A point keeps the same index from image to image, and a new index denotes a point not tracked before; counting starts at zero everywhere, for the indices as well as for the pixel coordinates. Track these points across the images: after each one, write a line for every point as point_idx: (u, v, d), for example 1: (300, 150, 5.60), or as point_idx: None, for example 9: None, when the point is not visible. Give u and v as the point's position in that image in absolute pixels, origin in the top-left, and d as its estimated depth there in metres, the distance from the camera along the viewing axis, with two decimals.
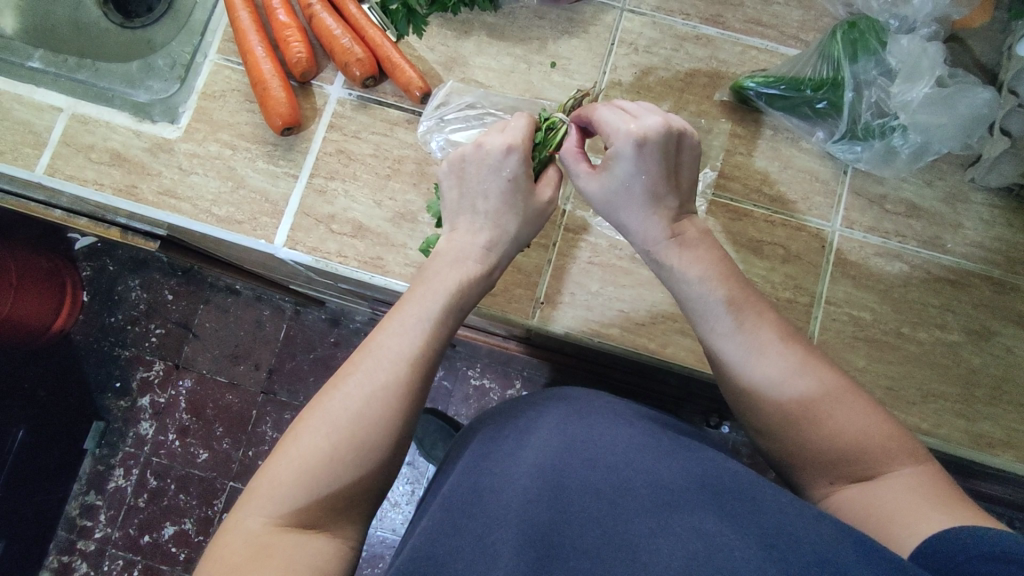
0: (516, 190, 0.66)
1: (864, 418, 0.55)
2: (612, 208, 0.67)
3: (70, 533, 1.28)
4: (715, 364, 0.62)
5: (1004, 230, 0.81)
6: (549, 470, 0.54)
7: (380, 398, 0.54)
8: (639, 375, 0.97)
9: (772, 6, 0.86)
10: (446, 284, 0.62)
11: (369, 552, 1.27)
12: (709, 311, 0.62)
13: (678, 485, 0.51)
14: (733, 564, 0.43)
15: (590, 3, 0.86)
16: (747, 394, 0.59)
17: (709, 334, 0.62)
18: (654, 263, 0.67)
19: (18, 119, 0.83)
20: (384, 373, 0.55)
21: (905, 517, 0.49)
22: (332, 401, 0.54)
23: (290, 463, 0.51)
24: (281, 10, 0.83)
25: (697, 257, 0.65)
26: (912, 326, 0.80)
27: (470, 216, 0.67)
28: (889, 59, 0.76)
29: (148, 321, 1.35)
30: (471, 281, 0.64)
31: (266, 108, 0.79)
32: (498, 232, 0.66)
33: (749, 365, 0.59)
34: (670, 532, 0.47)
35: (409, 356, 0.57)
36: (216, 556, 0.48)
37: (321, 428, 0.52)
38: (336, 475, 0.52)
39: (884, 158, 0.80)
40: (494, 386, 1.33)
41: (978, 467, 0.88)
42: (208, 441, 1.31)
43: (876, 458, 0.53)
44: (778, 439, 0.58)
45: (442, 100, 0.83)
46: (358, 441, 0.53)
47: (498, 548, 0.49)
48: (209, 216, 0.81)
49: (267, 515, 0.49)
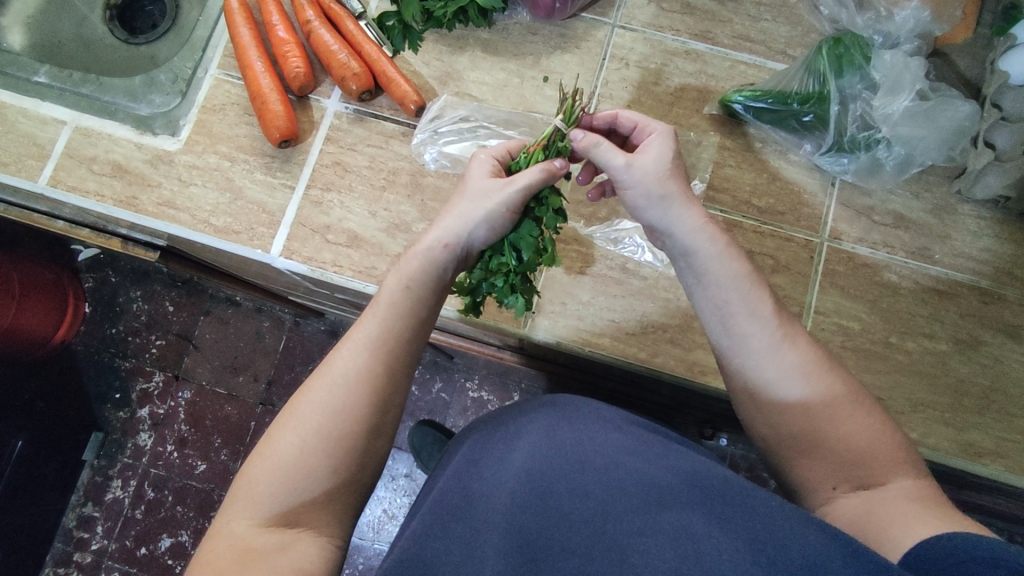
0: (476, 180, 0.66)
1: (876, 436, 0.56)
2: (639, 197, 0.64)
3: (67, 545, 1.29)
4: (723, 327, 0.61)
5: (992, 241, 0.82)
6: (538, 474, 0.55)
7: (343, 384, 0.55)
8: (634, 386, 0.98)
9: (760, 22, 0.88)
10: (408, 271, 0.61)
11: (365, 564, 1.27)
12: (737, 303, 0.60)
13: (667, 483, 0.52)
14: (718, 565, 0.44)
15: (582, 19, 0.88)
16: (771, 367, 0.58)
17: (735, 320, 0.60)
18: (673, 250, 0.64)
19: (23, 132, 0.85)
20: (349, 361, 0.56)
21: (906, 519, 0.49)
22: (303, 397, 0.55)
23: (264, 462, 0.53)
24: (280, 27, 0.85)
25: (726, 264, 0.61)
26: (901, 335, 0.81)
27: (447, 205, 0.65)
28: (873, 74, 0.78)
29: (148, 333, 1.36)
30: (433, 264, 0.62)
31: (265, 122, 0.81)
32: (453, 218, 0.63)
33: (779, 353, 0.58)
34: (660, 530, 0.47)
35: (370, 343, 0.57)
36: (204, 559, 0.49)
37: (291, 425, 0.54)
38: (311, 471, 0.52)
39: (869, 170, 0.82)
40: (492, 398, 1.34)
41: (970, 478, 0.88)
42: (207, 452, 1.32)
43: (881, 466, 0.55)
44: (780, 435, 0.58)
45: (436, 114, 0.85)
46: (325, 430, 0.53)
47: (486, 552, 0.50)
48: (208, 226, 0.82)
49: (251, 518, 0.51)
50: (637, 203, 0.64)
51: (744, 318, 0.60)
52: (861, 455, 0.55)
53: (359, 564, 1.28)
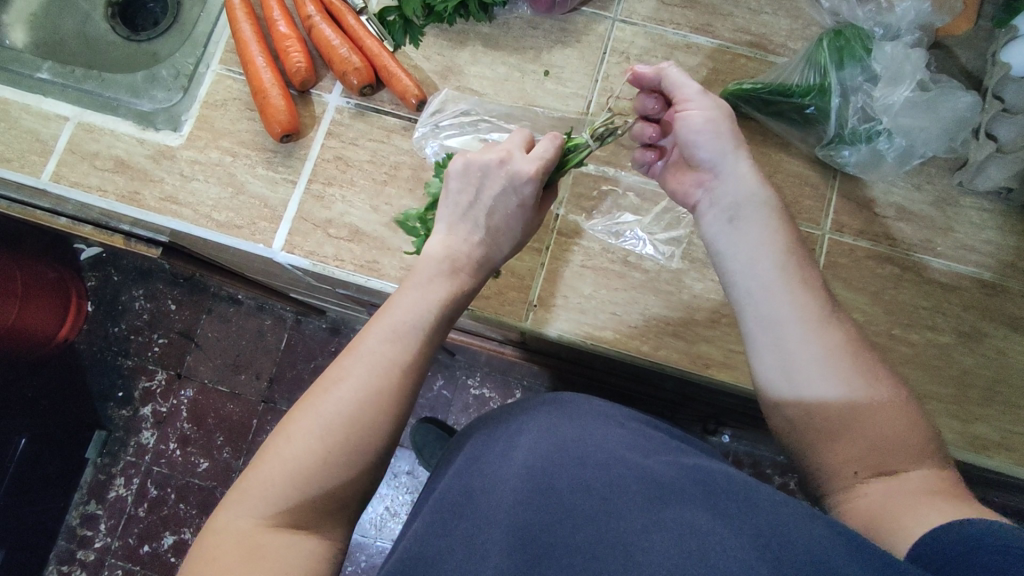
0: (522, 216, 0.69)
1: (889, 425, 0.56)
2: (694, 132, 0.67)
3: (70, 543, 1.29)
4: (766, 327, 0.61)
5: (994, 233, 0.82)
6: (539, 472, 0.55)
7: (375, 403, 0.55)
8: (636, 380, 0.98)
9: (761, 15, 0.88)
10: (439, 295, 0.63)
11: (368, 562, 1.27)
12: (782, 266, 0.62)
13: (670, 479, 0.52)
14: (723, 562, 0.43)
15: (582, 13, 0.89)
16: (796, 373, 0.58)
17: (774, 325, 0.60)
18: (717, 195, 0.67)
19: (26, 128, 0.85)
20: (382, 379, 0.56)
21: (918, 507, 0.50)
22: (324, 403, 0.55)
23: (280, 464, 0.52)
24: (281, 22, 0.85)
25: (768, 221, 0.64)
26: (904, 328, 0.81)
27: (491, 224, 0.67)
28: (874, 66, 0.77)
29: (151, 331, 1.36)
30: (461, 291, 0.65)
31: (266, 116, 0.81)
32: (493, 247, 0.68)
33: (811, 353, 0.58)
34: (665, 526, 0.47)
35: (402, 362, 0.58)
36: (205, 557, 0.49)
37: (316, 431, 0.53)
38: (326, 478, 0.53)
39: (871, 162, 0.81)
40: (494, 395, 1.34)
41: (973, 470, 0.88)
42: (209, 450, 1.32)
43: (903, 462, 0.55)
44: (798, 426, 0.59)
45: (437, 108, 0.85)
46: (352, 445, 0.54)
47: (488, 549, 0.50)
48: (210, 221, 0.83)
49: (257, 516, 0.51)
50: (700, 132, 0.66)
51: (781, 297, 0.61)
52: (878, 446, 0.55)
53: (362, 561, 1.28)
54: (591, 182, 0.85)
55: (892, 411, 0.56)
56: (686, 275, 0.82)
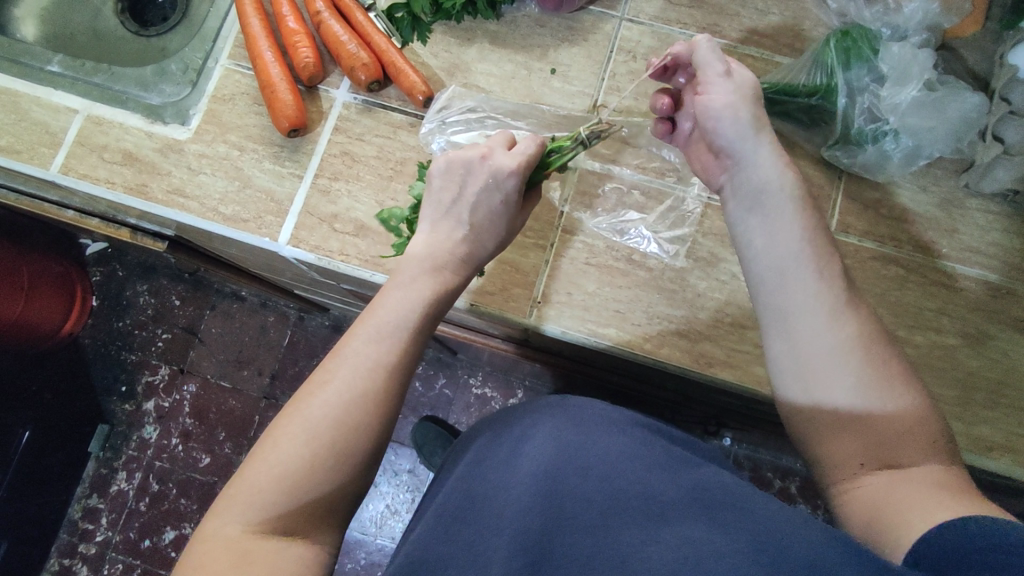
0: (501, 211, 0.68)
1: (893, 425, 0.56)
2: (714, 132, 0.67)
3: (71, 536, 1.29)
4: (776, 281, 0.62)
5: (1000, 235, 0.82)
6: (542, 479, 0.55)
7: (358, 403, 0.56)
8: (638, 381, 0.98)
9: (768, 16, 0.88)
10: (420, 296, 0.63)
11: (368, 560, 1.27)
12: (793, 251, 0.62)
13: (668, 493, 0.51)
14: (719, 567, 0.43)
15: (590, 12, 0.89)
16: (807, 359, 0.59)
17: (790, 280, 0.61)
18: (739, 183, 0.67)
19: (36, 120, 0.86)
20: (362, 378, 0.57)
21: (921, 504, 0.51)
22: (310, 409, 0.55)
23: (268, 471, 0.52)
24: (290, 18, 0.86)
25: (789, 214, 0.63)
26: (908, 329, 0.80)
27: (479, 223, 0.67)
28: (881, 66, 0.77)
29: (155, 326, 1.37)
30: (445, 291, 0.64)
31: (274, 111, 0.81)
32: (475, 242, 0.67)
33: (818, 314, 0.59)
34: (662, 540, 0.47)
35: (387, 361, 0.58)
36: (195, 565, 0.49)
37: (300, 436, 0.54)
38: (315, 483, 0.53)
39: (877, 163, 0.81)
40: (496, 395, 1.35)
41: (976, 473, 0.88)
42: (210, 445, 1.32)
43: (909, 447, 0.55)
44: (799, 416, 0.60)
45: (444, 104, 0.85)
46: (338, 449, 0.54)
47: (490, 557, 0.51)
48: (217, 214, 0.83)
49: (246, 522, 0.51)
50: (715, 139, 0.67)
51: (794, 286, 0.61)
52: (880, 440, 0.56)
53: (362, 559, 1.28)
54: (597, 180, 0.86)
55: (890, 411, 0.57)
56: (689, 273, 0.82)
